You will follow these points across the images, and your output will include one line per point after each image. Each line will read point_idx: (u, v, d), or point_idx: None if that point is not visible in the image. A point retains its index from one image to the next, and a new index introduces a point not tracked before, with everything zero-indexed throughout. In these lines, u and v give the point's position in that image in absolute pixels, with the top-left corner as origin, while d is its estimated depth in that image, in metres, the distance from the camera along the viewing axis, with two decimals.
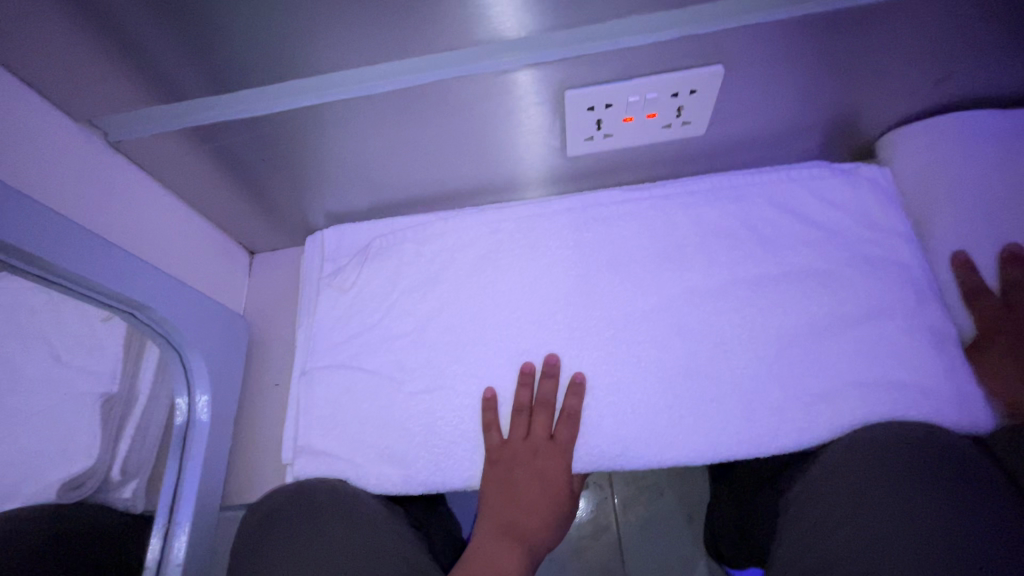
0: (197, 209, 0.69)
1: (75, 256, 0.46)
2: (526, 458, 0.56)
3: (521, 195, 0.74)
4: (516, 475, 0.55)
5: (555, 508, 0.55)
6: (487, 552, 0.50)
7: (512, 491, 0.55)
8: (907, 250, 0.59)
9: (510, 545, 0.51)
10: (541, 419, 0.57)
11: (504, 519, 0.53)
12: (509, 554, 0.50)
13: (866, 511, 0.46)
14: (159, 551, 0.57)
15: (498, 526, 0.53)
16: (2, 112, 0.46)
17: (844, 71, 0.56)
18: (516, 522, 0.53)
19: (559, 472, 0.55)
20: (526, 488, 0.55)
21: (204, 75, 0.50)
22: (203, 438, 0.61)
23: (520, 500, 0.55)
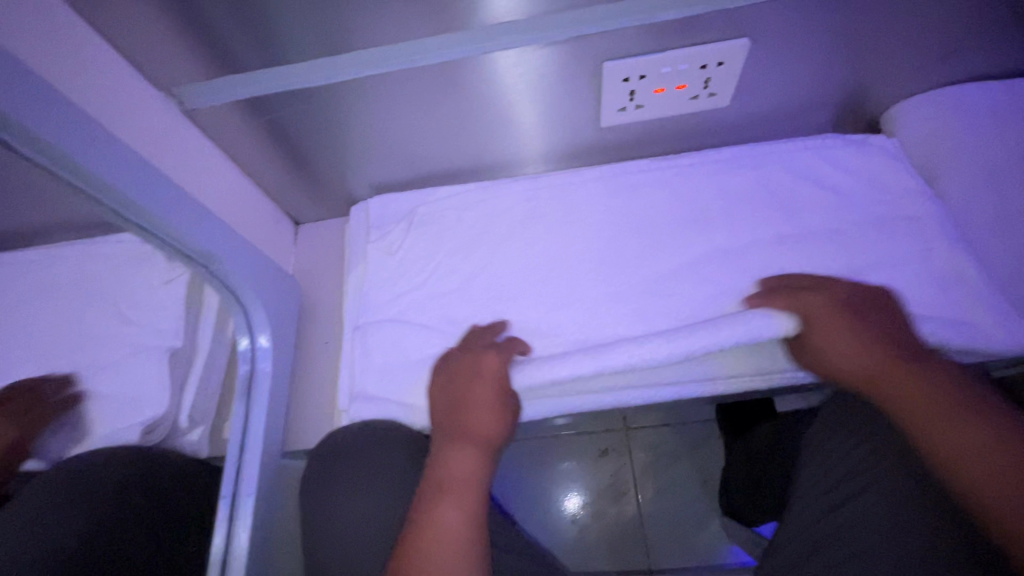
0: (252, 178, 0.73)
1: (157, 199, 0.50)
2: (472, 362, 0.59)
3: (521, 170, 0.79)
4: (466, 382, 0.58)
5: (504, 408, 0.56)
6: (440, 459, 0.53)
7: (462, 397, 0.57)
8: (919, 210, 0.64)
9: (466, 451, 0.53)
10: (484, 338, 0.62)
11: (454, 425, 0.56)
12: (456, 457, 0.53)
13: (880, 450, 0.52)
14: (233, 484, 0.61)
15: (453, 437, 0.55)
16: (100, 75, 0.50)
17: (859, 45, 0.61)
18: (467, 428, 0.55)
19: (482, 378, 0.57)
20: (473, 395, 0.56)
21: (276, 44, 0.55)
22: (267, 386, 0.66)
23: (469, 403, 0.56)
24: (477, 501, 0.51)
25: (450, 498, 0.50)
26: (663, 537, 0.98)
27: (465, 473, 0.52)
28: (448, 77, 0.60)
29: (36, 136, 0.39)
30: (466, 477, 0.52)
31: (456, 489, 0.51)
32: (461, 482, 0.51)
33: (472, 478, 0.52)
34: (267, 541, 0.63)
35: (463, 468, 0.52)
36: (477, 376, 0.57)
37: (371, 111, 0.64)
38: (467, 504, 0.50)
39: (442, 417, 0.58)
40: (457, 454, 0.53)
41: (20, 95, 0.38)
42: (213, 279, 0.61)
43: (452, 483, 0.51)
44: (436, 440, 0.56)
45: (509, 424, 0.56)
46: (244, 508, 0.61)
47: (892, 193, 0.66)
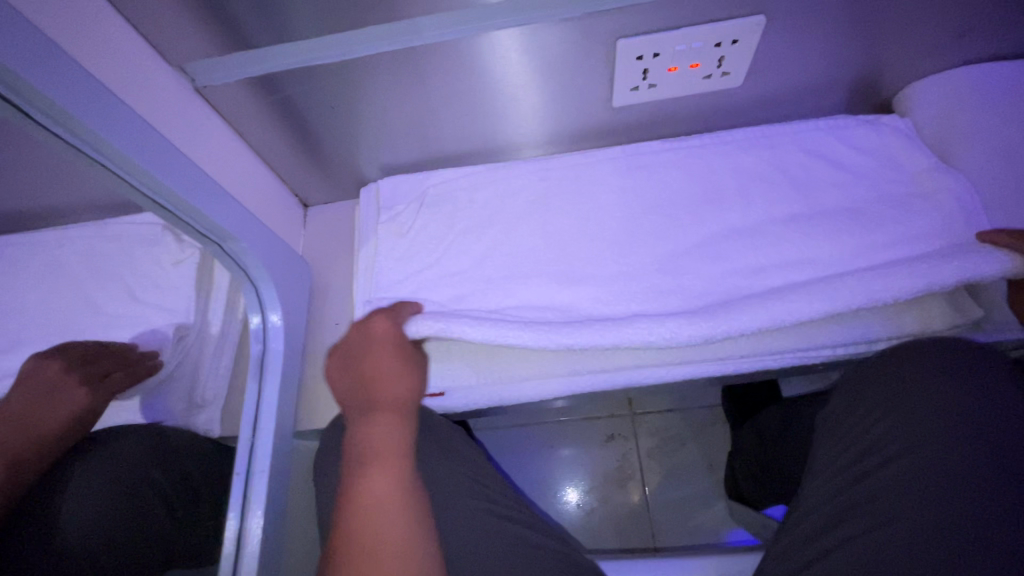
0: (262, 158, 0.73)
1: (172, 174, 0.50)
2: (358, 342, 0.57)
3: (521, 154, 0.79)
4: (360, 356, 0.57)
5: (397, 365, 0.55)
6: (359, 436, 0.51)
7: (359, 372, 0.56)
8: (931, 190, 0.64)
9: (385, 419, 0.52)
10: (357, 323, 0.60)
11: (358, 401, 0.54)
12: (378, 428, 0.51)
13: (894, 423, 0.53)
14: (246, 461, 0.62)
15: (375, 408, 0.53)
16: (115, 50, 0.50)
17: (875, 24, 0.60)
18: (385, 397, 0.53)
19: (385, 347, 0.56)
20: (385, 366, 0.55)
21: (290, 20, 0.54)
22: (279, 365, 0.66)
23: (370, 374, 0.55)
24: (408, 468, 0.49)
25: (379, 471, 0.48)
26: (668, 519, 0.99)
27: (391, 441, 0.50)
28: (461, 55, 0.60)
29: (57, 106, 0.39)
30: (394, 447, 0.50)
31: (387, 459, 0.49)
32: (390, 452, 0.49)
33: (401, 446, 0.50)
34: (281, 517, 0.64)
35: (388, 437, 0.51)
36: (375, 347, 0.56)
37: (382, 89, 0.63)
38: (401, 473, 0.48)
39: (344, 390, 0.55)
40: (379, 424, 0.51)
41: (40, 64, 0.38)
42: (225, 258, 0.61)
43: (380, 455, 0.49)
44: (356, 414, 0.53)
45: (419, 378, 0.56)
46: (258, 484, 0.61)
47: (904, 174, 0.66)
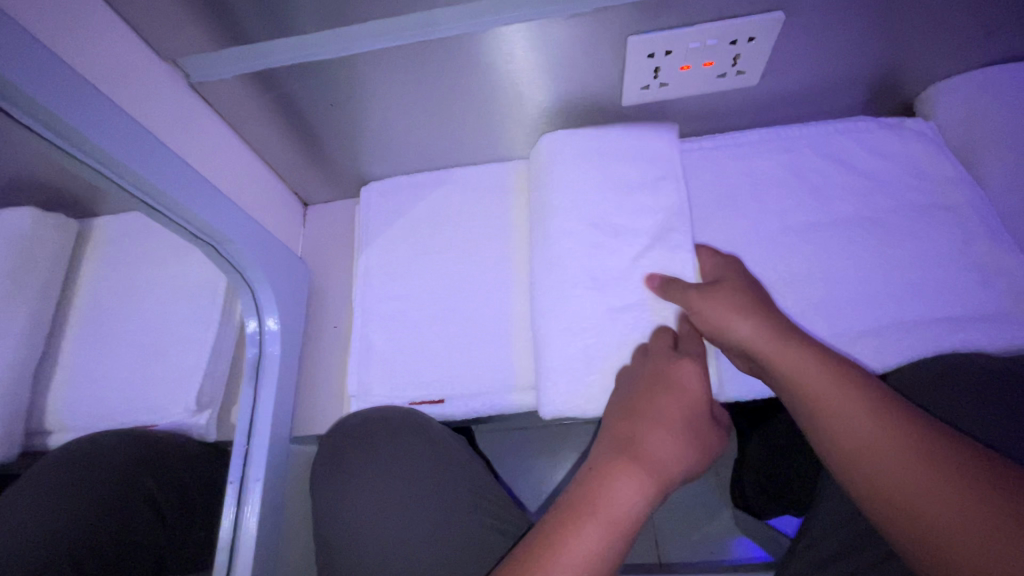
0: (261, 156, 0.71)
1: (166, 175, 0.48)
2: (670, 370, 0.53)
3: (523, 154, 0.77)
4: (660, 400, 0.51)
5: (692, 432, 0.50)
6: (596, 486, 0.47)
7: (646, 405, 0.51)
8: (953, 198, 0.62)
9: (631, 481, 0.47)
10: (662, 339, 0.56)
11: (619, 450, 0.50)
12: (620, 487, 0.47)
13: None
14: (241, 468, 0.60)
15: (632, 456, 0.48)
16: (105, 45, 0.48)
17: (897, 23, 0.57)
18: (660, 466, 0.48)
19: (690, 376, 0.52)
20: (665, 437, 0.49)
21: (288, 15, 0.52)
22: (276, 370, 0.64)
23: (651, 412, 0.51)
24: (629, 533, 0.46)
25: (601, 525, 0.45)
26: (672, 527, 0.97)
27: (629, 506, 0.46)
28: (464, 53, 0.57)
29: (41, 107, 0.37)
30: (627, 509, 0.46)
31: (619, 525, 0.45)
32: (626, 517, 0.45)
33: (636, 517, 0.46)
34: (276, 524, 0.63)
35: (629, 501, 0.46)
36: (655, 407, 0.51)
37: (382, 87, 0.61)
38: (611, 535, 0.45)
39: (613, 418, 0.53)
40: (630, 478, 0.47)
41: (25, 63, 0.36)
42: (220, 259, 0.59)
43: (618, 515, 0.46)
44: (602, 475, 0.48)
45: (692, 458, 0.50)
46: (252, 492, 0.60)
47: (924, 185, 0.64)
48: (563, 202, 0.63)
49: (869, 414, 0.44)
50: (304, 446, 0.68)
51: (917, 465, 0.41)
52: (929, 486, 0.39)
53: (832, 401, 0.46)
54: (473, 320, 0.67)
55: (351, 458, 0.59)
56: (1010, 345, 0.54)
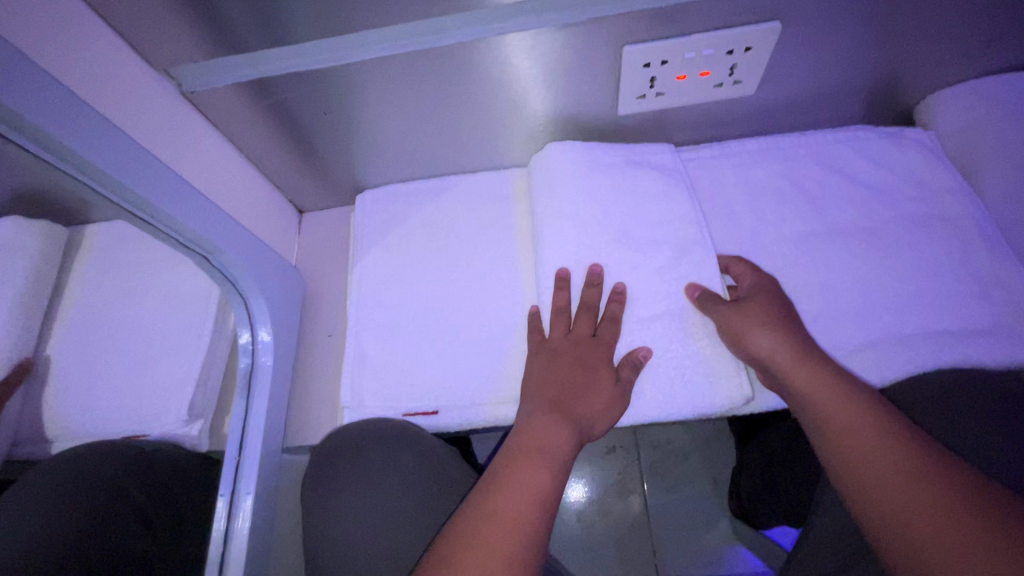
0: (255, 164, 0.71)
1: (156, 187, 0.48)
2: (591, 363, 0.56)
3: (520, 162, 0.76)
4: (562, 361, 0.57)
5: (610, 403, 0.54)
6: (534, 432, 0.52)
7: (556, 371, 0.56)
8: (953, 209, 0.61)
9: (560, 427, 0.52)
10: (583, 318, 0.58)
11: (551, 403, 0.54)
12: (555, 431, 0.51)
13: None
14: (232, 481, 0.60)
15: (558, 408, 0.53)
16: (94, 55, 0.48)
17: (895, 32, 0.57)
18: (587, 422, 0.53)
19: (602, 364, 0.56)
20: (593, 396, 0.54)
21: (276, 24, 0.52)
22: (268, 380, 0.64)
23: (564, 381, 0.55)
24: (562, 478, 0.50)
25: (539, 465, 0.49)
26: (670, 536, 0.96)
27: (561, 447, 0.51)
28: (458, 62, 0.57)
29: (27, 122, 0.37)
30: (559, 451, 0.50)
31: (548, 456, 0.50)
32: (558, 454, 0.50)
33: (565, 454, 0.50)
34: (267, 536, 0.62)
35: (562, 440, 0.51)
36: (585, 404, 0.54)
37: (376, 95, 0.61)
38: (548, 473, 0.49)
39: (534, 387, 0.56)
40: (560, 427, 0.52)
41: (9, 76, 0.35)
42: (212, 269, 0.59)
43: (552, 455, 0.50)
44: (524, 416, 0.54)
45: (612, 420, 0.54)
46: (243, 504, 0.60)
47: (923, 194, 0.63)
48: (558, 212, 0.63)
49: (873, 427, 0.46)
50: (295, 456, 0.68)
51: (916, 479, 0.42)
52: (926, 503, 0.40)
53: (844, 417, 0.47)
54: (467, 330, 0.66)
55: (342, 470, 0.59)
56: (1009, 359, 0.54)
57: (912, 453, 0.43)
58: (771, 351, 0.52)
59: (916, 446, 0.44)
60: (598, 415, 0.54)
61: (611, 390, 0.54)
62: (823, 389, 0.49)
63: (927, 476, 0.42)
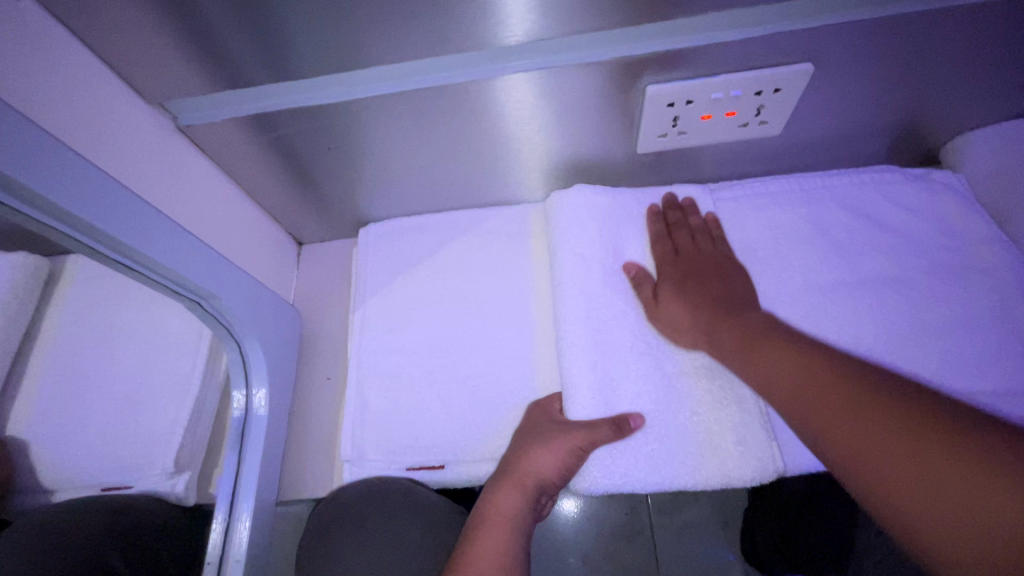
0: (251, 196, 0.67)
1: (145, 234, 0.44)
2: (543, 422, 0.55)
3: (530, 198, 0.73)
4: (522, 433, 0.56)
5: (557, 454, 0.51)
6: (487, 501, 0.52)
7: (518, 443, 0.55)
8: (988, 258, 0.58)
9: (511, 490, 0.51)
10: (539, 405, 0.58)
11: (505, 471, 0.53)
12: (504, 497, 0.51)
13: None
14: (221, 545, 0.55)
15: (509, 474, 0.53)
16: (81, 90, 0.44)
17: (928, 76, 0.55)
18: (533, 475, 0.52)
19: (555, 423, 0.54)
20: (535, 448, 0.53)
21: (279, 60, 0.48)
22: (263, 431, 0.60)
23: (522, 448, 0.54)
24: (521, 537, 0.49)
25: (494, 532, 0.49)
26: None
27: (516, 509, 0.50)
28: (473, 99, 0.54)
29: (3, 178, 0.33)
30: (518, 513, 0.50)
31: (500, 528, 0.49)
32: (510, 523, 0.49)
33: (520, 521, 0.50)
34: None
35: (513, 506, 0.50)
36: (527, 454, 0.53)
37: (384, 131, 0.58)
38: (501, 543, 0.48)
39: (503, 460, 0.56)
40: (511, 491, 0.51)
41: None
42: (205, 314, 0.55)
43: (504, 519, 0.50)
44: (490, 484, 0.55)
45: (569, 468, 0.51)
46: (231, 573, 0.55)
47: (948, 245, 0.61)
48: (571, 257, 0.59)
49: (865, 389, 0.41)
50: (290, 508, 0.63)
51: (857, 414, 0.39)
52: (874, 430, 0.38)
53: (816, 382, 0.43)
54: (475, 378, 0.62)
55: (343, 536, 0.54)
56: None
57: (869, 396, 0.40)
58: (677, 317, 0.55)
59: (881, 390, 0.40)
60: (543, 463, 0.51)
61: (554, 439, 0.52)
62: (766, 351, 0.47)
63: (867, 406, 0.39)
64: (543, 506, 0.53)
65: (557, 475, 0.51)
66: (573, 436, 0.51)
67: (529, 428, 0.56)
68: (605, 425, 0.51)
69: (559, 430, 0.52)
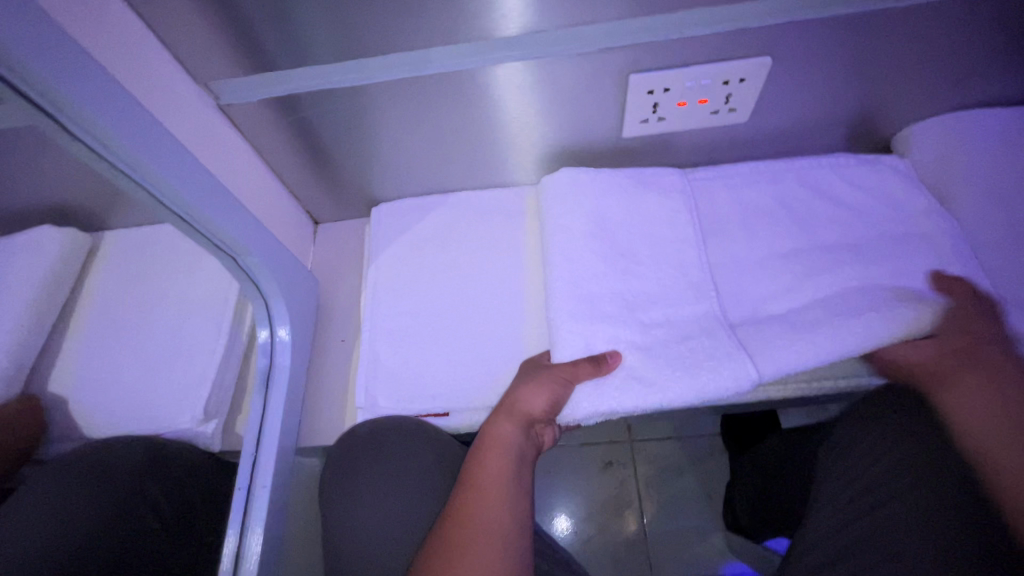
0: (276, 174, 0.74)
1: (197, 189, 0.51)
2: (535, 369, 0.62)
3: (527, 180, 0.80)
4: (516, 383, 0.62)
5: (547, 387, 0.58)
6: (486, 434, 0.57)
7: (512, 390, 0.61)
8: (930, 230, 0.66)
9: (506, 423, 0.57)
10: (531, 361, 0.65)
11: (501, 409, 0.59)
12: (502, 429, 0.57)
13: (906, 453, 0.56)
14: (248, 476, 0.61)
15: (502, 412, 0.59)
16: (144, 67, 0.52)
17: (872, 70, 0.63)
18: (523, 409, 0.57)
19: (542, 369, 0.60)
20: (527, 387, 0.59)
21: (312, 46, 0.56)
22: (285, 380, 0.66)
23: (515, 392, 0.60)
24: (516, 462, 0.54)
25: (493, 456, 0.54)
26: (665, 548, 0.97)
27: (511, 437, 0.56)
28: (478, 85, 0.62)
29: (92, 121, 0.40)
30: (512, 441, 0.55)
31: (501, 453, 0.54)
32: (508, 448, 0.55)
33: (517, 447, 0.55)
34: (277, 536, 0.62)
35: (510, 437, 0.56)
36: (519, 392, 0.59)
37: (398, 114, 0.65)
38: (502, 463, 0.54)
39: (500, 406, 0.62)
40: (504, 422, 0.57)
41: (84, 81, 0.39)
42: (237, 270, 0.62)
43: (500, 445, 0.55)
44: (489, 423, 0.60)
45: (558, 402, 0.57)
46: (256, 502, 0.60)
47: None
48: (565, 228, 0.66)
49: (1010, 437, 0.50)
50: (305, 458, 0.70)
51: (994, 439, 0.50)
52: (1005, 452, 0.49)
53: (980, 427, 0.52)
54: (476, 338, 0.69)
55: (361, 467, 0.60)
56: None
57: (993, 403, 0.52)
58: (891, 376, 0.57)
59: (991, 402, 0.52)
60: (534, 396, 0.57)
61: (542, 379, 0.59)
62: (953, 397, 0.54)
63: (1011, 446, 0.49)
64: (534, 444, 0.59)
65: (545, 408, 0.57)
66: (554, 375, 0.58)
67: (525, 374, 0.62)
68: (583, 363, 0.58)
69: (545, 371, 0.59)
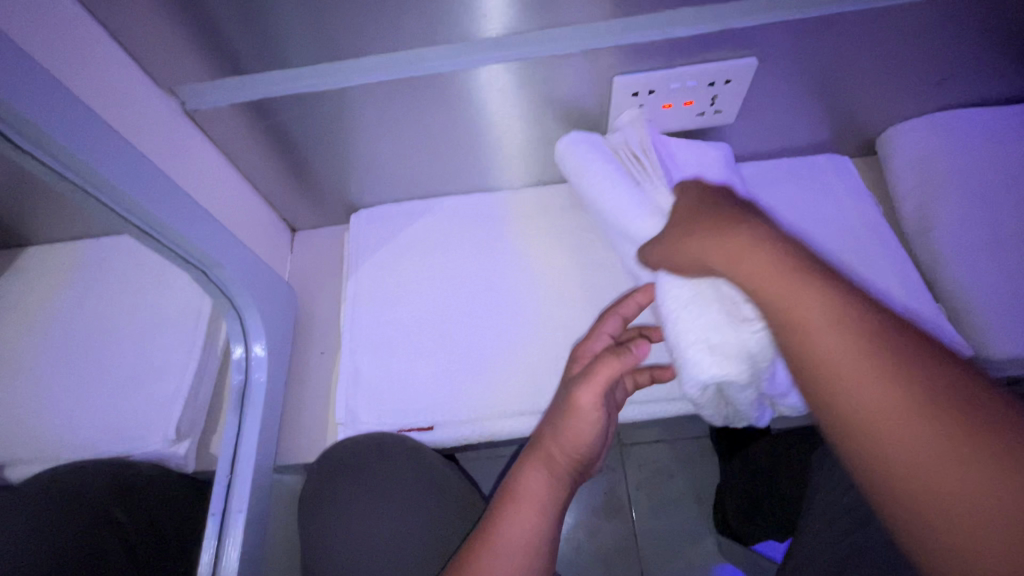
0: (250, 181, 0.71)
1: (159, 200, 0.48)
2: (564, 390, 0.52)
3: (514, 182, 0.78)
4: (553, 404, 0.54)
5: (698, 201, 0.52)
6: (513, 480, 0.51)
7: (551, 412, 0.53)
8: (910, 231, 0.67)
9: (539, 470, 0.50)
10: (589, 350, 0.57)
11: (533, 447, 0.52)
12: (532, 476, 0.50)
13: None
14: (223, 499, 0.58)
15: (533, 452, 0.52)
16: (99, 71, 0.48)
17: (857, 71, 0.62)
18: (558, 458, 0.50)
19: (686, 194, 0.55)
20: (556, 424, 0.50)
21: (284, 47, 0.53)
22: (261, 397, 0.63)
23: (553, 415, 0.51)
24: (552, 515, 0.49)
25: (522, 511, 0.48)
26: (656, 553, 0.96)
27: (544, 487, 0.50)
28: (456, 89, 0.60)
29: (36, 129, 0.37)
30: (542, 499, 0.49)
31: (530, 506, 0.48)
32: (541, 500, 0.49)
33: (550, 495, 0.49)
34: (256, 559, 0.60)
35: (541, 484, 0.50)
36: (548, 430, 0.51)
37: (375, 118, 0.63)
38: (535, 516, 0.48)
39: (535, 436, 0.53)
40: (537, 471, 0.50)
41: (31, 93, 0.36)
42: (207, 283, 0.59)
43: (530, 499, 0.49)
44: (517, 457, 0.53)
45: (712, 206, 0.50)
46: (233, 526, 0.57)
47: (878, 223, 0.70)
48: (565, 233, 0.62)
49: (894, 388, 0.32)
50: (286, 476, 0.67)
51: (901, 401, 0.32)
52: (903, 423, 0.31)
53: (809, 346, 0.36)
54: (462, 347, 0.67)
55: (344, 486, 0.58)
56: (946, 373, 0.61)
57: (850, 296, 0.36)
58: (683, 250, 0.48)
59: (848, 289, 0.37)
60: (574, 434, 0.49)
61: (571, 411, 0.49)
62: (792, 287, 0.38)
63: (869, 340, 0.34)
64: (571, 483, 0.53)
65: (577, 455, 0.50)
66: (592, 390, 0.48)
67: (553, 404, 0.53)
68: (705, 199, 0.51)
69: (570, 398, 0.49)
